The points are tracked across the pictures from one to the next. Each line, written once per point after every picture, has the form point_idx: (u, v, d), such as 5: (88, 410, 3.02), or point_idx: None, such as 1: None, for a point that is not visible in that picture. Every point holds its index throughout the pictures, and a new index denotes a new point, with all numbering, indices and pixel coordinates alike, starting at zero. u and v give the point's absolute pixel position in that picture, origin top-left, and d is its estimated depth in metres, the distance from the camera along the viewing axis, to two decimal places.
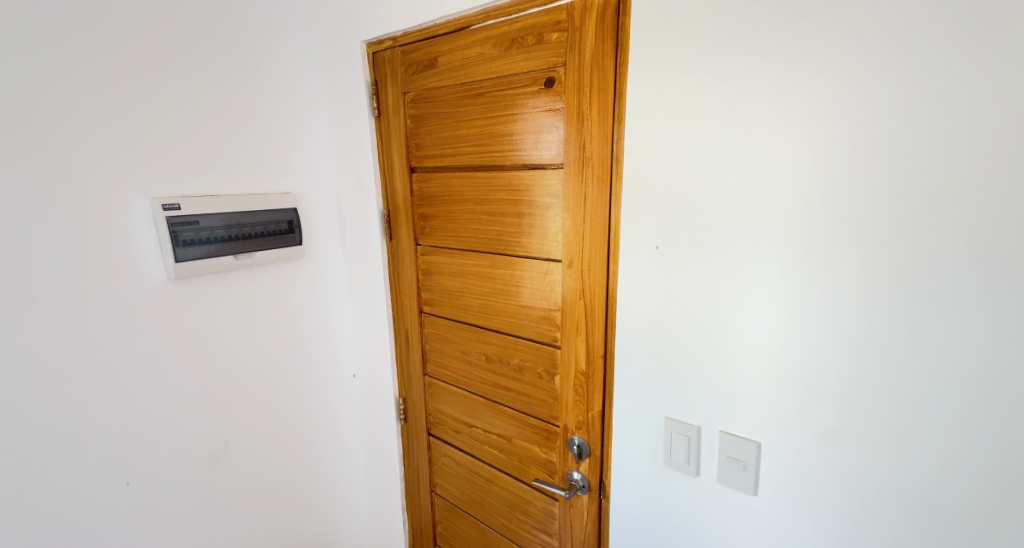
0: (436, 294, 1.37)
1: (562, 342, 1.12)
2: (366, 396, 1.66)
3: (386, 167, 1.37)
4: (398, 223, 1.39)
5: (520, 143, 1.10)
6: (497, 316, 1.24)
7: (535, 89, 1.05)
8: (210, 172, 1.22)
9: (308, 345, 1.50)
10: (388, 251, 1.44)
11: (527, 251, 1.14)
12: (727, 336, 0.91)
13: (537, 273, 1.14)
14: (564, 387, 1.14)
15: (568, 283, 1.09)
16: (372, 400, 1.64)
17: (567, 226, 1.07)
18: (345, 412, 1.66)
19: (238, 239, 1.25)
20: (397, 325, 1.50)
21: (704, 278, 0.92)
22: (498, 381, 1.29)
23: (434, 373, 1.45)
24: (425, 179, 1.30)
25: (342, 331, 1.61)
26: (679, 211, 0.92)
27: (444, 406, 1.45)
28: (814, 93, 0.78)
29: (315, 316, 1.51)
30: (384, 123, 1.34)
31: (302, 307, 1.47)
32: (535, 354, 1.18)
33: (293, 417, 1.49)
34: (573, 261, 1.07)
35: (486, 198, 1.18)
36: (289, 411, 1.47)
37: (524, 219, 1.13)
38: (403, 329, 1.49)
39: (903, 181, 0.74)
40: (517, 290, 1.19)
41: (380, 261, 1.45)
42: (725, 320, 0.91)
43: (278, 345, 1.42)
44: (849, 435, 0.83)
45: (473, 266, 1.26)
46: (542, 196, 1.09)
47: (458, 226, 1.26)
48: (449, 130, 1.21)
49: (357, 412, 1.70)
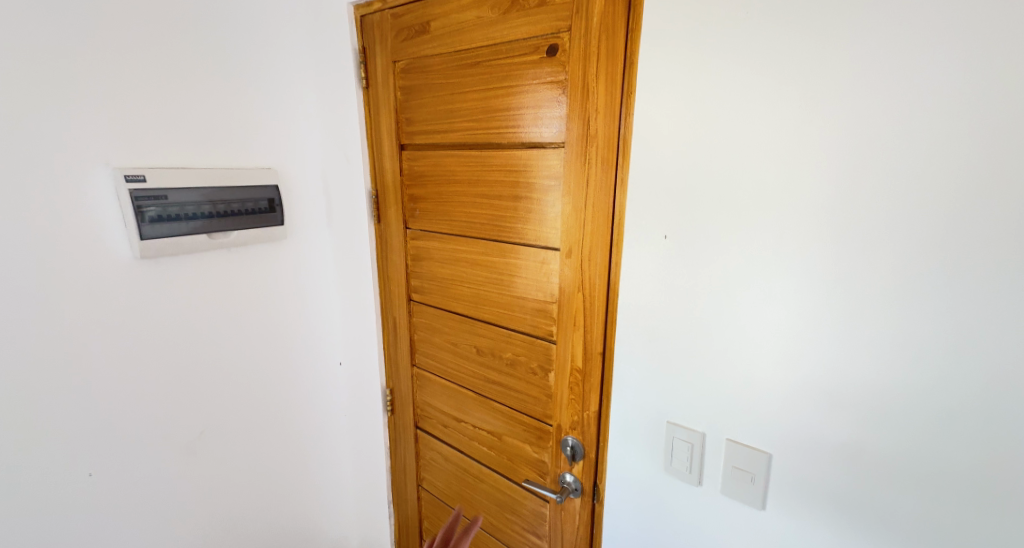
0: (426, 280, 1.29)
1: (558, 337, 1.05)
2: (352, 385, 1.59)
3: (375, 143, 1.28)
4: (386, 204, 1.30)
5: (518, 118, 1.01)
6: (490, 307, 1.16)
7: (535, 58, 0.96)
8: (183, 142, 1.12)
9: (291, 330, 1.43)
10: (376, 234, 1.36)
11: (524, 238, 1.06)
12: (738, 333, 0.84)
13: (533, 261, 1.06)
14: (559, 384, 1.07)
15: (566, 273, 1.01)
16: (358, 390, 1.58)
17: (567, 211, 0.98)
18: (330, 400, 1.59)
19: (213, 217, 1.16)
20: (385, 312, 1.43)
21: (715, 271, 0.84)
22: (488, 375, 1.21)
23: (422, 364, 1.38)
24: (414, 157, 1.21)
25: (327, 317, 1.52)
26: (692, 196, 0.84)
27: (433, 399, 1.38)
28: (850, 63, 0.69)
29: (297, 301, 1.43)
30: (373, 95, 1.24)
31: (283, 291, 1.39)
32: (530, 348, 1.11)
33: (273, 407, 1.41)
34: (572, 250, 0.99)
35: (481, 179, 1.09)
36: (269, 400, 1.40)
37: (520, 202, 1.04)
38: (392, 316, 1.42)
39: (949, 172, 0.66)
40: (512, 279, 1.10)
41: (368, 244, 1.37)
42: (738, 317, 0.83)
43: (260, 330, 1.35)
44: (871, 450, 0.75)
45: (466, 253, 1.18)
46: (541, 177, 1.01)
47: (449, 209, 1.17)
48: (441, 103, 1.11)
49: (342, 402, 1.63)
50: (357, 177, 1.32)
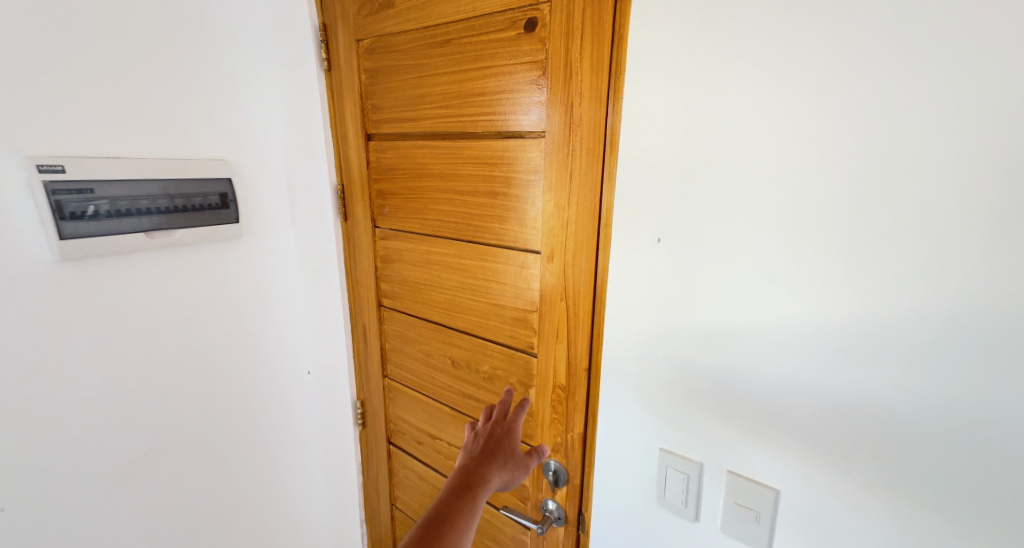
0: (397, 285, 1.18)
1: (540, 350, 0.94)
2: (325, 396, 1.43)
3: (340, 133, 1.17)
4: (354, 200, 1.19)
5: (494, 104, 0.90)
6: (465, 315, 1.06)
7: (513, 34, 0.85)
8: (122, 130, 1.00)
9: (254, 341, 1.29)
10: (344, 232, 1.26)
11: (502, 239, 0.95)
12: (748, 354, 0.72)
13: (512, 265, 0.95)
14: (540, 402, 0.96)
15: (548, 279, 0.90)
16: (330, 402, 1.43)
17: (550, 209, 0.87)
18: (300, 414, 1.41)
19: (149, 213, 1.03)
20: (354, 317, 1.33)
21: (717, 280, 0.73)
22: (464, 389, 1.11)
23: (394, 375, 1.27)
24: (382, 148, 1.09)
25: (296, 326, 1.38)
26: (689, 193, 0.73)
27: (406, 413, 1.26)
28: (886, 33, 0.57)
29: (261, 311, 1.29)
30: (336, 80, 1.13)
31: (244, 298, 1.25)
32: (508, 361, 1.00)
33: (235, 429, 1.27)
34: (554, 253, 0.88)
35: (455, 172, 0.98)
36: (232, 420, 1.26)
37: (498, 199, 0.93)
38: (361, 322, 1.31)
39: (1002, 166, 0.54)
40: (489, 285, 0.99)
41: (334, 243, 1.27)
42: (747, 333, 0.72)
43: (222, 342, 1.21)
44: (899, 492, 0.64)
45: (439, 255, 1.06)
46: (521, 170, 0.89)
47: (420, 206, 1.06)
48: (409, 87, 1.00)
49: (314, 416, 1.45)
50: (321, 169, 1.21)
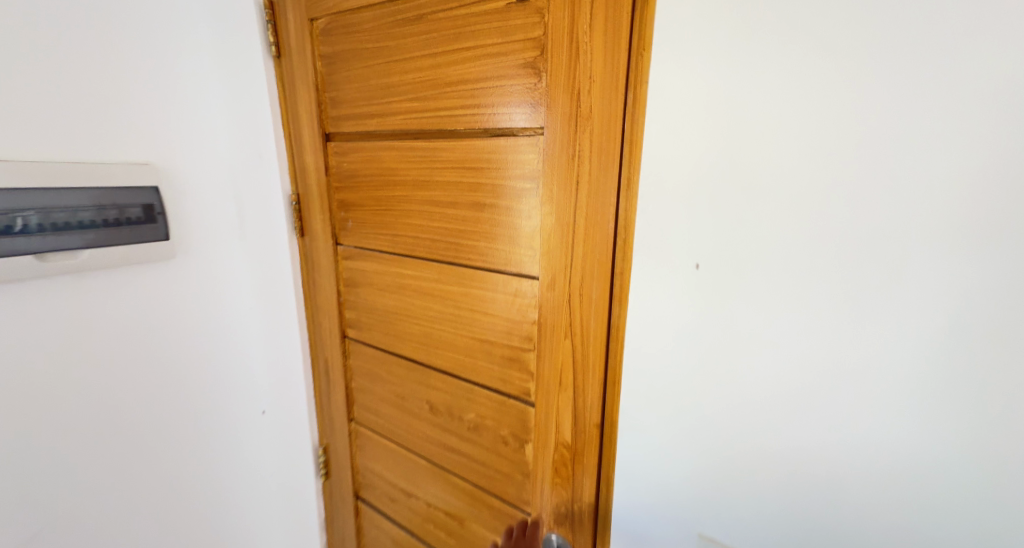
0: (365, 314, 0.99)
1: (538, 398, 0.76)
2: (281, 442, 1.21)
3: (292, 132, 0.96)
4: (311, 213, 1.00)
5: (480, 94, 0.72)
6: (445, 352, 0.87)
7: (502, 4, 0.67)
8: (10, 125, 0.77)
9: (198, 385, 1.05)
10: (300, 250, 1.05)
11: (490, 262, 0.77)
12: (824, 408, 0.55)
13: (502, 294, 0.77)
14: (539, 462, 0.78)
15: (549, 312, 0.72)
16: (286, 449, 1.21)
17: (550, 225, 0.69)
18: (251, 466, 1.18)
19: (39, 232, 0.79)
20: (314, 352, 1.12)
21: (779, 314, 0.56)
22: (445, 441, 0.92)
23: (362, 419, 1.07)
24: (344, 151, 0.90)
25: (246, 360, 1.15)
26: (740, 202, 0.56)
27: (376, 465, 1.07)
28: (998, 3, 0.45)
29: (202, 347, 1.06)
30: (286, 66, 0.92)
31: (183, 333, 1.02)
32: (499, 411, 0.82)
33: (178, 492, 1.04)
34: (556, 280, 0.70)
35: (431, 179, 0.80)
36: (169, 482, 1.03)
37: (485, 212, 0.75)
38: (323, 357, 1.10)
39: None
40: (474, 317, 0.81)
41: (289, 265, 1.05)
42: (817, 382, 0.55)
43: (156, 388, 0.99)
44: None
45: (413, 279, 0.88)
46: (513, 177, 0.72)
47: (390, 220, 0.88)
48: (375, 75, 0.81)
49: (269, 467, 1.22)
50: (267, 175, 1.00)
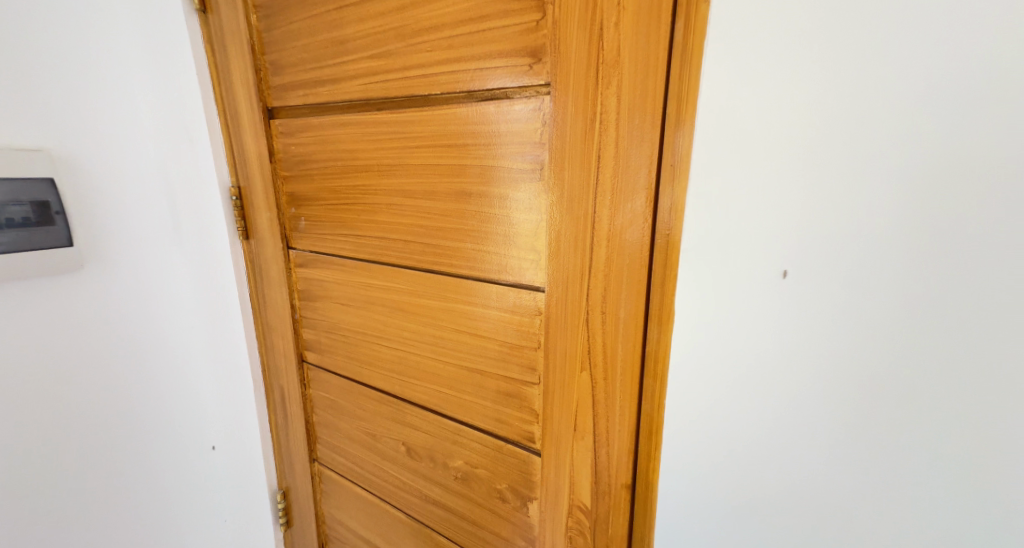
0: (325, 335, 0.80)
1: (546, 446, 0.58)
2: (238, 491, 0.98)
3: (226, 108, 0.76)
4: (255, 211, 0.80)
5: (462, 43, 0.53)
6: (425, 383, 0.69)
7: None
8: None
9: (132, 432, 0.84)
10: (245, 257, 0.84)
11: (480, 269, 0.59)
12: (964, 476, 0.38)
13: (496, 310, 0.59)
14: (547, 525, 0.61)
15: (559, 335, 0.54)
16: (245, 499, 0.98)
17: (559, 219, 0.51)
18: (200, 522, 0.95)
19: None
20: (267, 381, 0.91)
21: (905, 343, 0.38)
22: (427, 493, 0.74)
23: (327, 460, 0.88)
24: (292, 131, 0.71)
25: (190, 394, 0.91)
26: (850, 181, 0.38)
27: (345, 515, 0.88)
28: None
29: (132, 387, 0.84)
30: (214, 22, 0.72)
31: (106, 372, 0.80)
32: (494, 457, 0.64)
33: None
34: (569, 292, 0.52)
35: (401, 162, 0.61)
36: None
37: (471, 204, 0.57)
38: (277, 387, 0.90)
39: None
40: (461, 340, 0.63)
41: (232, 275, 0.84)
42: (953, 440, 0.38)
43: (72, 441, 0.77)
44: None
45: (382, 291, 0.69)
46: (506, 155, 0.53)
47: (351, 216, 0.69)
48: (325, 25, 0.62)
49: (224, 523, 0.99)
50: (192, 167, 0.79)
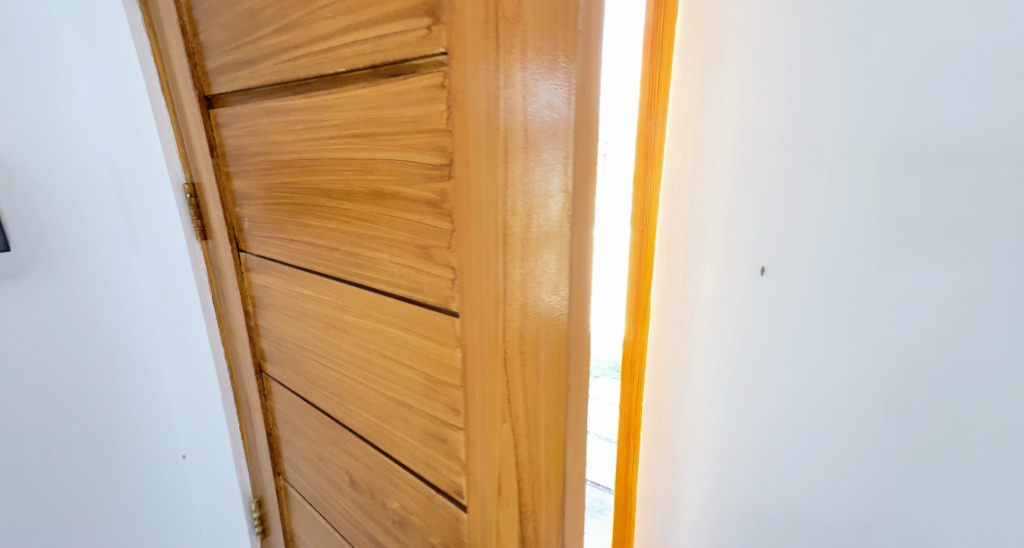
0: (277, 346, 0.73)
1: (471, 504, 0.47)
2: (208, 499, 0.94)
3: (174, 97, 0.69)
4: (209, 210, 0.74)
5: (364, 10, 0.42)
6: (361, 411, 0.60)
7: None
8: None
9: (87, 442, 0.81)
10: (203, 259, 0.78)
11: (400, 285, 0.48)
12: None
13: (419, 336, 0.48)
14: None
15: (476, 373, 0.42)
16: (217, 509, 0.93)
17: (469, 227, 0.39)
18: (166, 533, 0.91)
19: None
20: (233, 391, 0.84)
21: None
22: (372, 532, 0.65)
23: (289, 479, 0.82)
24: (227, 122, 0.64)
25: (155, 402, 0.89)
26: None
27: (309, 539, 0.81)
28: None
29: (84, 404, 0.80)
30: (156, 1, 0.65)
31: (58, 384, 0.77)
32: (426, 507, 0.54)
33: None
34: (485, 320, 0.41)
35: (320, 155, 0.52)
36: None
37: (387, 205, 0.47)
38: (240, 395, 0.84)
39: None
40: (390, 367, 0.53)
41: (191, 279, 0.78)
42: None
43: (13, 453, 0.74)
44: None
45: (315, 303, 0.61)
46: (415, 140, 0.42)
47: (282, 216, 0.61)
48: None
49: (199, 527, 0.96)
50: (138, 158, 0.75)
